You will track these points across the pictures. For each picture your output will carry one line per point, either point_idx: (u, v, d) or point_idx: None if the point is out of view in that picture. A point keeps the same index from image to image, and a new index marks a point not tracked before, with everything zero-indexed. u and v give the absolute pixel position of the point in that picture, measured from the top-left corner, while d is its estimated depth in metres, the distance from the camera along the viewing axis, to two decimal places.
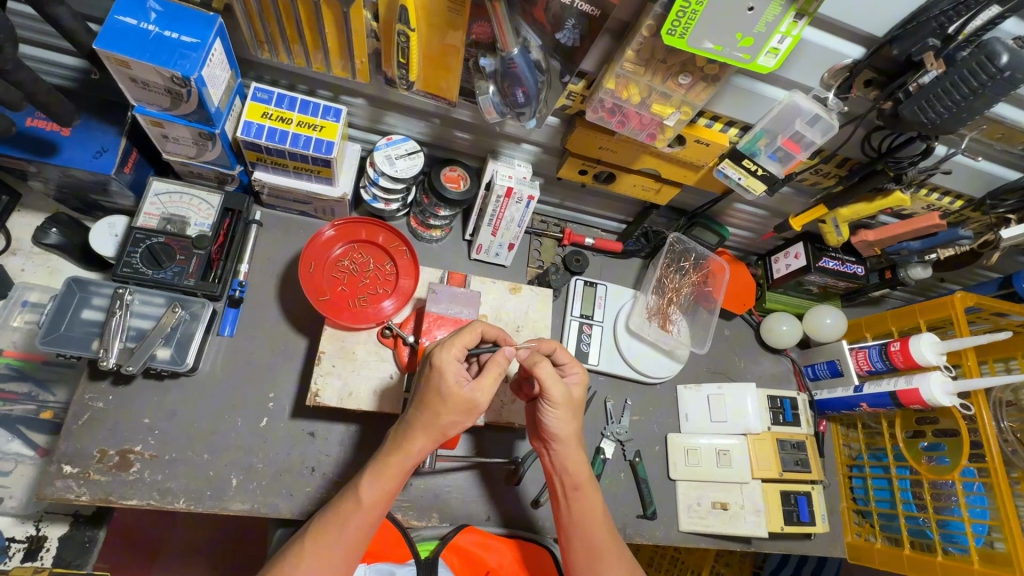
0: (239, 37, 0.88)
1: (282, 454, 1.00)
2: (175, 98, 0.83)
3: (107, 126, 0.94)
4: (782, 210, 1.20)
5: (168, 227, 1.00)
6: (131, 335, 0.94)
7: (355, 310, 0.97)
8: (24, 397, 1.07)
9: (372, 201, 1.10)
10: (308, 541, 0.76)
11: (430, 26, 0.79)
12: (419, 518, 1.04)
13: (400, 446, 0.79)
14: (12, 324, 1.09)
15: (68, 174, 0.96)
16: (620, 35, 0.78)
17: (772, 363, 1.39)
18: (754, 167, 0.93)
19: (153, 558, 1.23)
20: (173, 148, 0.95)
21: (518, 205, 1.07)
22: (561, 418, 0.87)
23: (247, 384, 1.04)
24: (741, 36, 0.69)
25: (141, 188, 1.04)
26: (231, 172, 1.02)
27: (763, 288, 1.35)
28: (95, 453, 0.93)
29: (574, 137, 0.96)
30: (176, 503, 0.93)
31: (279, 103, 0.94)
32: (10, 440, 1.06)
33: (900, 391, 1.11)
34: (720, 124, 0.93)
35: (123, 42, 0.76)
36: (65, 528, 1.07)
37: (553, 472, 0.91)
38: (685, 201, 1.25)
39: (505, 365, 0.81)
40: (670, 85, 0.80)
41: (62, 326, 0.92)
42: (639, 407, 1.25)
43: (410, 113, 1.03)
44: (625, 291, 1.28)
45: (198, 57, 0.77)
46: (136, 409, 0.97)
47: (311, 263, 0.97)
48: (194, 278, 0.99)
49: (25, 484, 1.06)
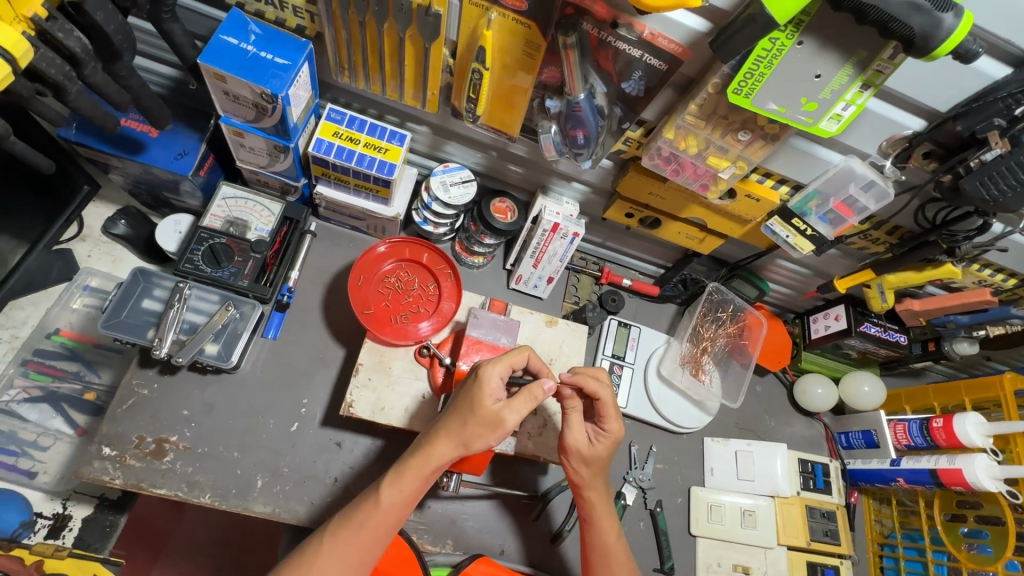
0: (325, 63, 0.94)
1: (307, 461, 1.02)
2: (260, 112, 0.89)
3: (192, 131, 1.01)
4: (826, 271, 1.19)
5: (231, 229, 1.05)
6: (183, 328, 0.98)
7: (396, 326, 1.00)
8: (73, 375, 1.15)
9: (422, 222, 1.14)
10: (325, 538, 0.76)
11: (503, 67, 0.84)
12: (434, 543, 1.02)
13: (422, 451, 0.79)
14: (73, 305, 1.17)
15: (148, 171, 1.02)
16: (684, 89, 0.81)
17: (804, 426, 1.35)
18: (803, 227, 0.95)
19: (158, 551, 1.22)
20: (247, 156, 1.01)
21: (563, 240, 1.10)
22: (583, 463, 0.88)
23: (283, 388, 1.06)
24: (805, 100, 0.71)
25: (211, 191, 1.10)
26: (296, 183, 1.08)
27: (799, 347, 1.33)
28: (134, 438, 0.96)
29: (626, 181, 0.99)
30: (202, 497, 0.95)
31: (350, 124, 1.00)
32: (52, 417, 1.11)
33: (941, 470, 1.06)
34: (772, 181, 0.94)
35: (223, 59, 0.82)
36: (89, 510, 1.10)
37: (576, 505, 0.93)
38: (728, 252, 1.25)
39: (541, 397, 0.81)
40: (729, 140, 0.83)
41: (124, 311, 0.97)
42: (664, 455, 1.22)
43: (468, 143, 1.08)
44: (659, 336, 1.28)
45: (288, 78, 0.84)
46: (177, 399, 1.00)
47: (361, 276, 1.03)
48: (248, 280, 1.03)
49: (61, 462, 1.10)
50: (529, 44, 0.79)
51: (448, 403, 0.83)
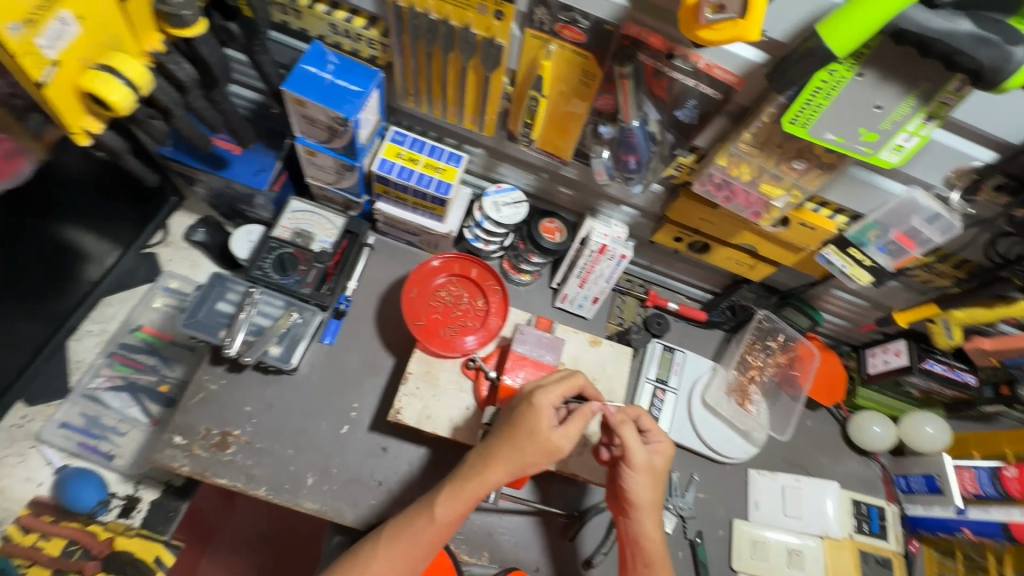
0: (392, 89, 1.02)
1: (354, 463, 1.06)
2: (333, 133, 0.96)
3: (270, 150, 1.10)
4: (885, 303, 1.14)
5: (297, 240, 1.13)
6: (251, 329, 1.05)
7: (445, 338, 1.04)
8: (151, 368, 1.26)
9: (473, 240, 1.18)
10: (381, 544, 0.80)
11: (559, 93, 0.87)
12: (470, 554, 1.04)
13: (478, 474, 0.81)
14: (155, 304, 1.29)
15: (229, 185, 1.12)
16: (738, 117, 0.82)
17: (858, 466, 1.28)
18: (861, 257, 0.93)
19: (208, 541, 1.24)
20: (317, 173, 1.09)
21: (610, 262, 1.12)
22: (641, 483, 0.87)
23: (336, 393, 1.12)
24: (865, 131, 0.71)
25: (282, 204, 1.20)
26: (358, 200, 1.15)
27: (854, 381, 1.29)
28: (201, 430, 1.03)
29: (676, 206, 1.00)
30: (258, 490, 1.01)
31: (412, 146, 1.06)
32: (131, 406, 1.22)
33: (1013, 523, 1.00)
34: (828, 210, 0.94)
35: (304, 85, 0.90)
36: (157, 494, 1.20)
37: (626, 543, 0.90)
38: (779, 280, 1.23)
39: (591, 418, 0.85)
40: (784, 168, 0.83)
41: (201, 312, 1.06)
42: (706, 484, 1.20)
43: (521, 165, 1.12)
44: (705, 362, 1.26)
45: (360, 103, 0.91)
46: (241, 396, 1.07)
47: (415, 289, 1.09)
48: (310, 287, 1.10)
49: (135, 447, 1.20)
50: (586, 73, 0.82)
51: (498, 429, 0.84)
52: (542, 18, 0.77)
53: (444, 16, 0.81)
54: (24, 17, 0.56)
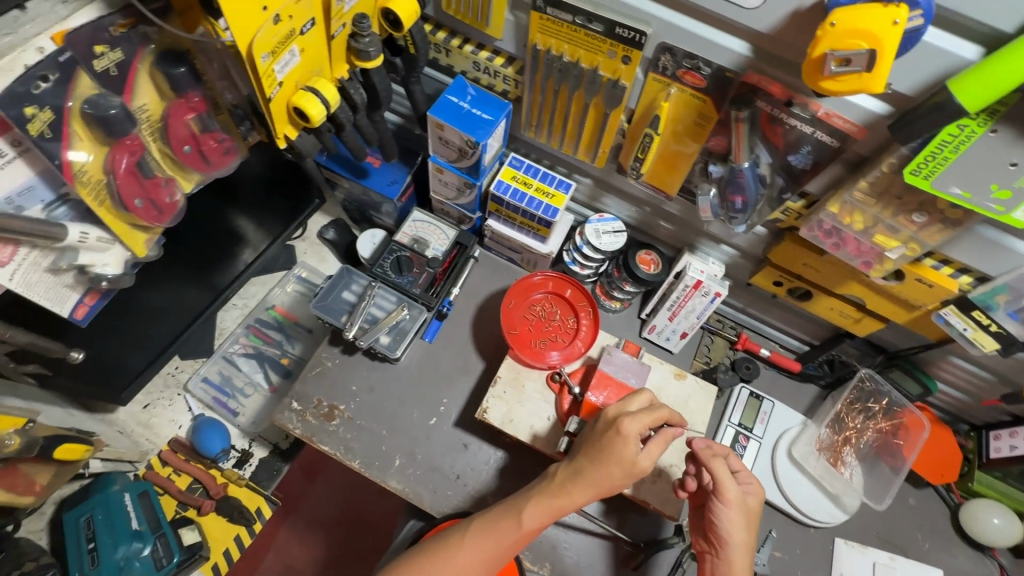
0: (517, 120, 1.14)
1: (437, 453, 1.15)
2: (462, 154, 1.09)
3: (403, 165, 1.27)
4: (1014, 379, 1.04)
5: (414, 246, 1.27)
6: (368, 318, 1.19)
7: (535, 350, 1.11)
8: (276, 342, 1.46)
9: (571, 262, 1.26)
10: (469, 535, 0.86)
11: (673, 133, 0.94)
12: (533, 561, 1.07)
13: (567, 490, 0.86)
14: (288, 289, 1.50)
15: (366, 192, 1.30)
16: (855, 166, 0.83)
17: (968, 559, 1.15)
18: (986, 321, 0.88)
19: (290, 511, 1.38)
20: (441, 189, 1.24)
21: (703, 298, 1.13)
22: (733, 520, 0.88)
23: (429, 386, 1.23)
24: (996, 188, 0.69)
25: (404, 214, 1.36)
26: (471, 215, 1.29)
27: (972, 465, 1.18)
28: (314, 400, 1.17)
29: (780, 249, 1.01)
30: (353, 461, 1.13)
31: (527, 171, 1.16)
32: (257, 371, 1.43)
33: None
34: (950, 269, 0.89)
35: (445, 111, 1.04)
36: (266, 452, 1.38)
37: None
38: (886, 339, 1.17)
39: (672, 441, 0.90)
40: (901, 220, 0.82)
41: (330, 297, 1.20)
42: (785, 544, 1.13)
43: (626, 198, 1.20)
44: (796, 416, 1.21)
45: (490, 129, 1.03)
46: (349, 376, 1.20)
47: (512, 300, 1.17)
48: (420, 289, 1.23)
49: (256, 408, 1.41)
50: (703, 115, 0.88)
51: (584, 449, 0.88)
52: (666, 64, 0.84)
53: (576, 59, 0.91)
54: (271, 49, 0.73)
